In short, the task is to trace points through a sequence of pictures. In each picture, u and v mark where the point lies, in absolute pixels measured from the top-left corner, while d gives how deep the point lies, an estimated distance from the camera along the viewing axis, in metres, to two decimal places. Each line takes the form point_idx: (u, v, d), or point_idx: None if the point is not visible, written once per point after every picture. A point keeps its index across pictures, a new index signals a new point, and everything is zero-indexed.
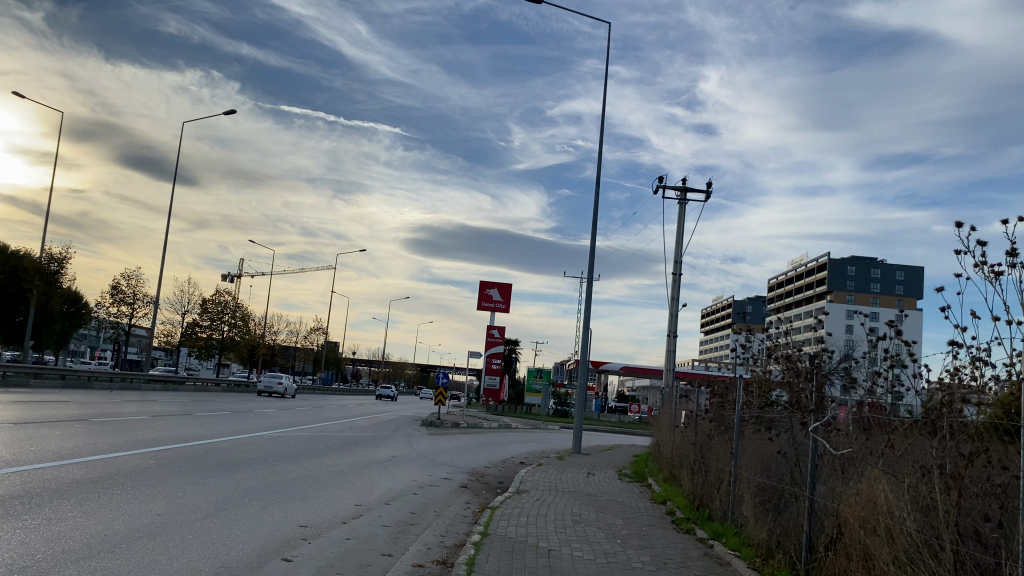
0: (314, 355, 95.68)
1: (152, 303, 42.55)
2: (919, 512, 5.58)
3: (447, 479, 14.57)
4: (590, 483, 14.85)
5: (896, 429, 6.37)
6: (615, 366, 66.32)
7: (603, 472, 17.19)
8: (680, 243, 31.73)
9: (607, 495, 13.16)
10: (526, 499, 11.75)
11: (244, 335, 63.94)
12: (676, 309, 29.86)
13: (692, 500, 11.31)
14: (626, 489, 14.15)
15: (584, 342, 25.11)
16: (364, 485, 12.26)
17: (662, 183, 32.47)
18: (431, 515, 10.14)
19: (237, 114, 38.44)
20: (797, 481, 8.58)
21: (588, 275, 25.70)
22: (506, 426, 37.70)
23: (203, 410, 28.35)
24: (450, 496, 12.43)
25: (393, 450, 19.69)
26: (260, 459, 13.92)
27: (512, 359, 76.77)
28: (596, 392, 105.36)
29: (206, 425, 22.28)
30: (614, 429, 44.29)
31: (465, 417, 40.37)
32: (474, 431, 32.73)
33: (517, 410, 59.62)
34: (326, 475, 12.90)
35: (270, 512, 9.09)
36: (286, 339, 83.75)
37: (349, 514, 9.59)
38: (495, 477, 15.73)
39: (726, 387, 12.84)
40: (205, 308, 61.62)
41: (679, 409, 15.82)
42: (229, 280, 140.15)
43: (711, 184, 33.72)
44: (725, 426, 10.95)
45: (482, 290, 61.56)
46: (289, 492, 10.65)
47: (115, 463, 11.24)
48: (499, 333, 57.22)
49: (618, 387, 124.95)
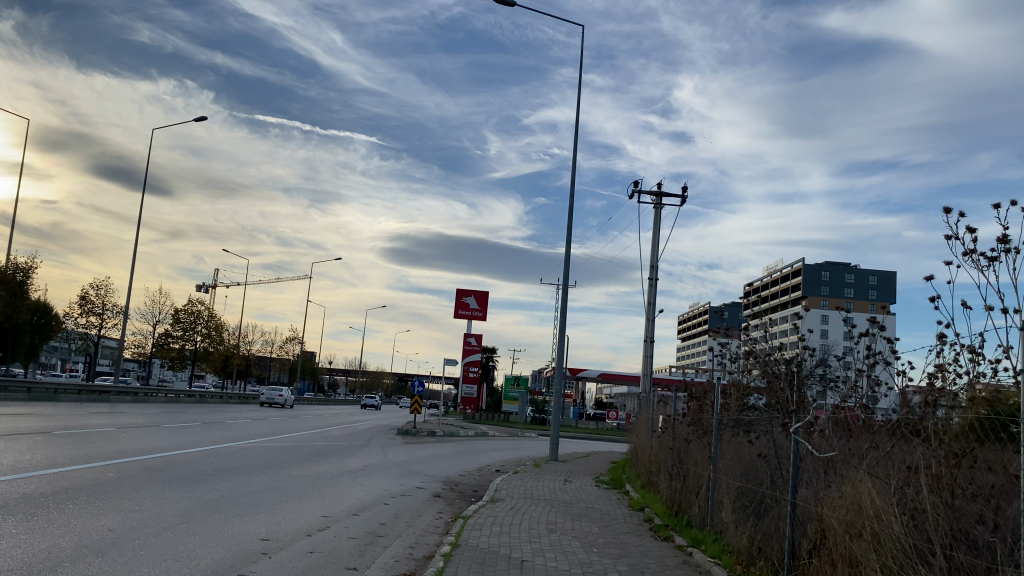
0: (290, 365, 94.67)
1: (122, 313, 41.77)
2: (907, 516, 5.34)
3: (420, 488, 14.20)
4: (566, 490, 14.54)
5: (881, 429, 6.14)
6: (593, 373, 66.15)
7: (581, 479, 16.88)
8: (656, 249, 31.60)
9: (584, 503, 12.85)
10: (500, 508, 11.42)
11: (218, 345, 63.04)
12: (652, 315, 29.67)
13: (670, 506, 11.04)
14: (603, 496, 13.84)
15: (560, 349, 24.85)
16: (333, 496, 11.85)
17: (638, 189, 32.32)
18: (401, 526, 9.78)
19: (206, 121, 37.87)
20: (778, 486, 8.33)
21: (564, 280, 25.45)
22: (483, 435, 37.30)
23: (172, 421, 27.75)
24: (422, 505, 12.06)
25: (366, 459, 19.27)
26: (226, 471, 13.46)
27: (489, 368, 76.37)
28: (574, 399, 105.13)
29: (174, 436, 21.74)
30: (592, 436, 44.04)
31: (441, 425, 39.97)
32: (450, 440, 32.32)
33: (495, 419, 59.23)
34: (294, 486, 12.48)
35: (230, 526, 8.69)
36: (261, 350, 82.80)
37: (315, 526, 9.21)
38: (469, 486, 15.36)
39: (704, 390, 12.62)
40: (177, 319, 60.68)
41: (657, 414, 15.55)
42: (203, 291, 138.59)
43: (687, 190, 33.65)
44: (704, 430, 10.71)
45: (459, 298, 61.16)
46: (253, 505, 10.23)
47: (70, 476, 10.76)
48: (476, 341, 56.91)
49: (596, 394, 124.81)
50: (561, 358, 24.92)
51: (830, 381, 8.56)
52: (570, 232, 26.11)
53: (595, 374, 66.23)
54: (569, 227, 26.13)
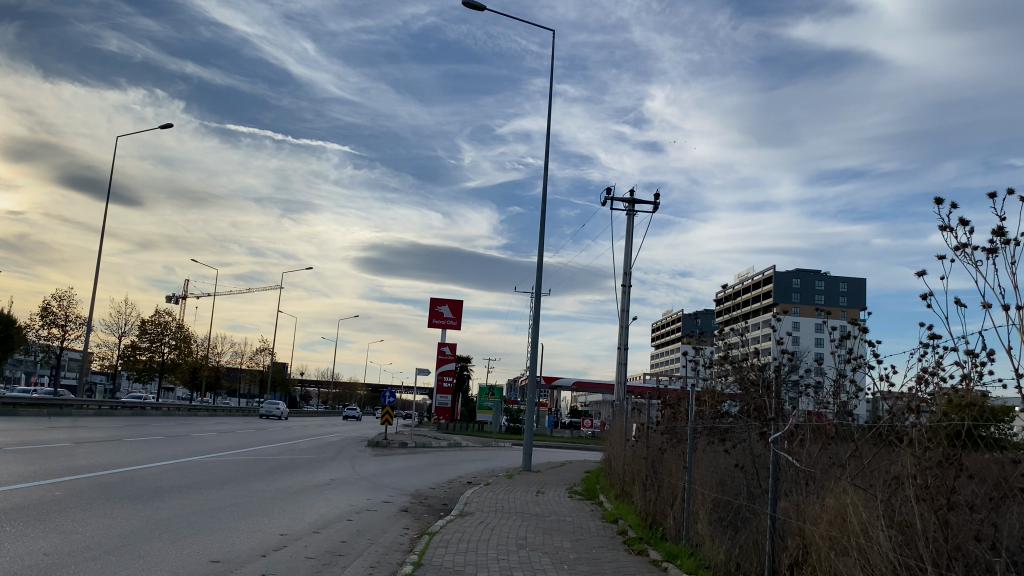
0: (261, 376, 93.34)
1: (85, 324, 40.77)
2: (895, 530, 5.04)
3: (387, 502, 13.72)
4: (538, 502, 14.15)
5: (864, 437, 5.83)
6: (567, 381, 65.92)
7: (553, 490, 16.49)
8: (629, 256, 31.44)
9: (556, 515, 12.47)
10: (468, 523, 11.00)
11: (186, 357, 61.91)
12: (625, 323, 29.46)
13: (644, 517, 10.69)
14: (576, 508, 13.45)
15: (533, 357, 24.50)
16: (294, 513, 11.35)
17: (611, 196, 32.17)
18: (363, 544, 9.34)
19: (172, 128, 37.15)
20: (756, 497, 8.00)
21: (537, 288, 25.15)
22: (456, 445, 36.82)
23: (135, 434, 26.96)
24: (387, 521, 11.59)
25: (333, 471, 18.75)
26: (184, 487, 12.91)
27: (464, 378, 75.84)
28: (549, 408, 104.83)
29: (134, 450, 21.06)
30: (567, 445, 43.71)
31: (414, 436, 39.45)
32: (422, 450, 31.81)
33: (469, 428, 58.74)
34: (254, 502, 11.98)
35: (178, 548, 8.20)
36: (231, 361, 81.56)
37: (271, 546, 8.73)
38: (438, 499, 14.92)
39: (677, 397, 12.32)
40: (144, 330, 59.48)
41: (630, 422, 15.23)
42: (173, 302, 136.58)
43: (659, 197, 33.62)
44: (678, 438, 10.38)
45: (432, 307, 60.65)
46: (209, 524, 9.74)
47: (11, 495, 10.17)
48: (450, 351, 56.48)
49: (570, 402, 124.82)
50: (534, 367, 24.56)
51: (804, 386, 8.30)
52: (542, 239, 25.83)
53: (569, 382, 66.04)
54: (541, 233, 25.85)
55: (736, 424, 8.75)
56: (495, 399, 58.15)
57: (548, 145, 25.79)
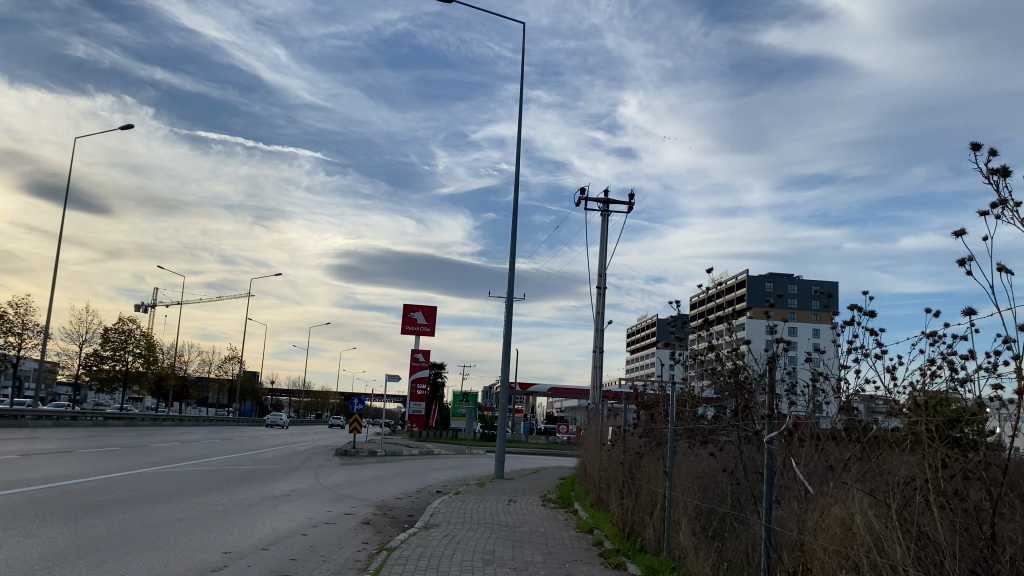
0: (230, 385, 91.55)
1: (43, 331, 39.35)
2: (913, 543, 4.40)
3: (348, 515, 12.84)
4: (509, 512, 13.33)
5: (873, 440, 5.18)
6: (542, 387, 65.23)
7: (526, 499, 15.74)
8: (604, 257, 30.84)
9: (528, 526, 11.70)
10: (432, 536, 10.22)
11: (151, 365, 60.30)
12: (601, 325, 28.80)
13: (621, 527, 9.97)
14: (549, 517, 12.68)
15: (505, 361, 23.72)
16: (240, 527, 10.47)
17: (584, 196, 31.56)
18: (315, 562, 8.52)
19: (132, 129, 35.88)
20: (746, 509, 7.32)
21: (510, 289, 24.40)
22: (428, 452, 35.90)
23: (88, 445, 25.76)
24: (345, 536, 10.74)
25: (294, 482, 17.85)
26: (128, 501, 11.95)
27: (438, 385, 74.87)
28: (524, 414, 103.77)
29: (83, 462, 19.92)
30: (543, 450, 43.03)
31: (385, 444, 38.55)
32: (392, 459, 30.86)
33: (442, 436, 57.81)
34: (201, 516, 11.08)
35: (102, 570, 7.31)
36: (198, 370, 79.82)
37: (209, 566, 7.88)
38: (404, 509, 14.10)
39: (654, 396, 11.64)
40: (107, 338, 57.80)
41: (606, 426, 14.56)
42: (141, 310, 134.01)
43: (634, 197, 33.08)
44: (658, 441, 9.68)
45: (405, 313, 59.68)
46: (147, 541, 8.88)
47: None
48: (424, 357, 55.48)
49: (545, 408, 124.23)
50: (507, 371, 23.76)
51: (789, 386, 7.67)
52: (514, 239, 25.12)
53: (543, 387, 64.97)
54: (513, 233, 25.14)
55: (720, 426, 8.08)
56: (469, 406, 57.09)
57: (518, 144, 25.10)
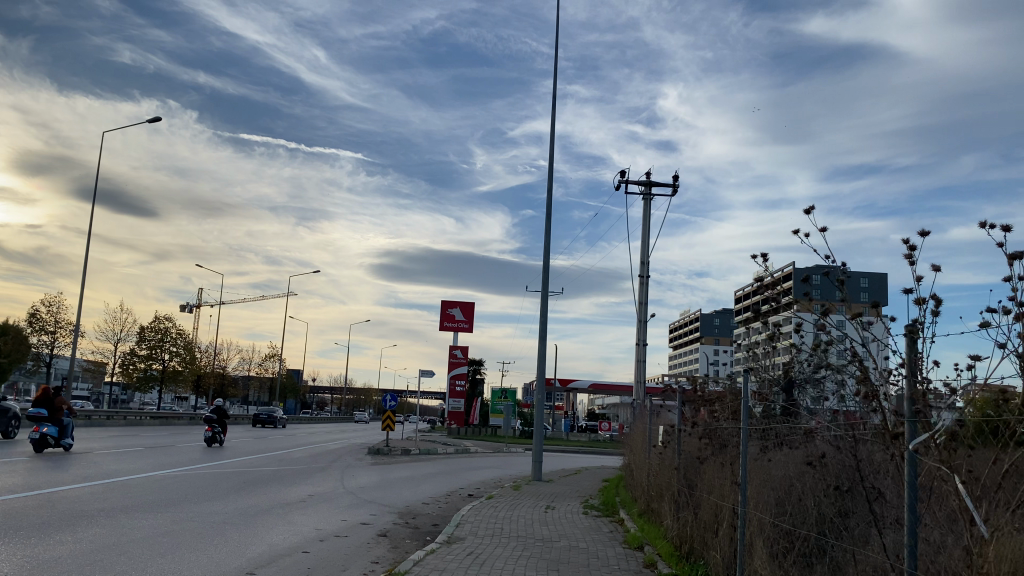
0: (270, 384, 91.50)
1: (74, 329, 38.82)
2: None
3: (364, 525, 11.43)
4: (547, 522, 11.74)
5: None
6: (584, 383, 63.56)
7: (565, 505, 14.03)
8: (647, 242, 29.21)
9: (566, 541, 10.10)
10: (453, 555, 8.68)
11: (188, 365, 60.01)
12: (644, 316, 27.15)
13: (678, 545, 8.38)
14: (591, 529, 11.10)
15: (541, 356, 22.18)
16: (232, 543, 9.06)
17: (625, 178, 29.95)
18: None
19: (159, 121, 35.34)
20: (860, 537, 5.65)
21: (547, 279, 22.86)
22: (464, 451, 34.51)
23: (112, 446, 24.86)
24: (355, 553, 9.28)
25: (315, 486, 16.47)
26: (115, 511, 10.64)
27: (478, 382, 73.71)
28: (565, 411, 102.27)
29: (96, 463, 18.82)
30: (585, 448, 41.63)
31: (421, 442, 37.35)
32: (426, 456, 29.70)
33: (482, 433, 56.51)
34: (196, 529, 9.81)
35: None
36: (237, 368, 79.74)
37: None
38: (429, 518, 12.63)
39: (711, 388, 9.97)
40: (143, 337, 57.72)
41: (655, 424, 12.84)
42: (186, 310, 135.71)
43: (678, 179, 31.37)
44: (724, 442, 7.97)
45: (443, 309, 58.45)
46: (115, 565, 7.54)
47: None
48: (462, 354, 54.29)
49: (588, 404, 122.47)
50: (544, 365, 22.22)
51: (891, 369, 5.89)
52: (549, 226, 23.60)
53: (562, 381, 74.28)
54: (549, 220, 23.64)
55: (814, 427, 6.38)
56: (507, 403, 55.30)
57: (553, 125, 23.53)
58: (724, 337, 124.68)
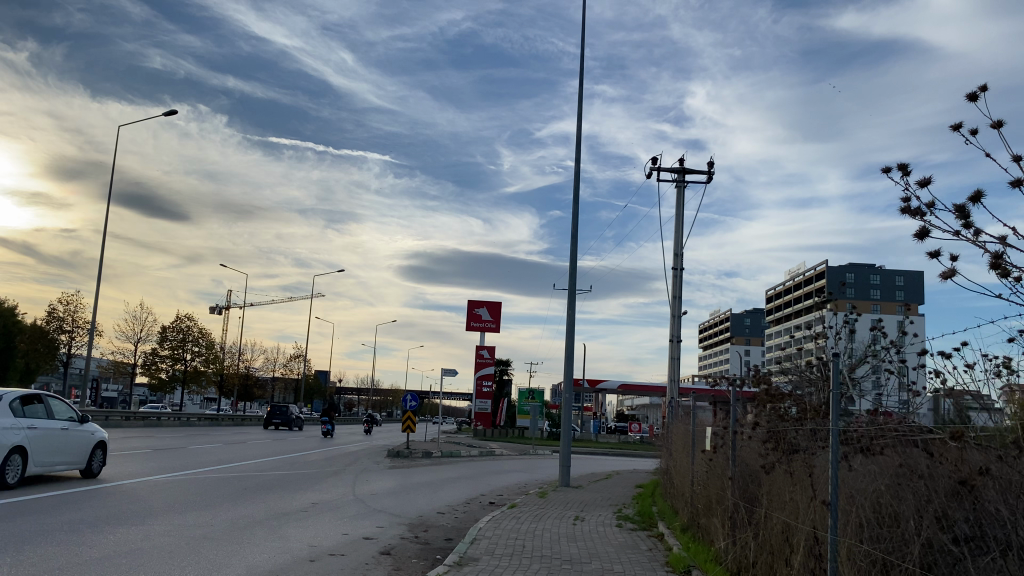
0: (296, 385, 90.72)
1: (90, 328, 37.94)
2: None
3: (368, 540, 10.08)
4: (574, 538, 10.26)
5: None
6: (613, 384, 61.98)
7: (595, 516, 12.51)
8: (681, 234, 27.59)
9: (598, 563, 8.56)
10: None
11: (210, 365, 59.33)
12: (678, 310, 25.58)
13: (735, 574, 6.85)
14: (626, 547, 9.64)
15: (568, 355, 20.68)
16: (204, 566, 7.71)
17: (657, 166, 28.36)
18: None
19: (176, 113, 34.44)
20: None
21: (574, 275, 21.40)
22: (490, 453, 32.95)
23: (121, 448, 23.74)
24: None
25: (322, 493, 15.10)
26: (86, 525, 9.31)
27: (506, 383, 72.23)
28: (596, 411, 100.84)
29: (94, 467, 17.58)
30: (615, 451, 40.01)
31: (444, 444, 35.99)
32: (449, 459, 28.28)
33: (509, 435, 55.05)
34: (165, 548, 8.43)
35: None
36: (262, 368, 78.91)
37: None
38: (442, 532, 11.19)
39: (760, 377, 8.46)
40: (165, 337, 57.03)
41: (697, 426, 11.23)
42: (217, 313, 135.86)
43: (713, 166, 29.75)
44: (791, 445, 6.43)
45: (471, 310, 57.10)
46: None
47: None
48: (489, 354, 52.90)
49: (618, 406, 120.25)
50: (570, 366, 20.73)
51: None
52: (577, 222, 22.12)
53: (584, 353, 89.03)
54: (576, 209, 22.23)
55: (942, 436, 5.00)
56: (534, 404, 53.53)
57: (582, 113, 22.11)
58: (756, 338, 122.08)
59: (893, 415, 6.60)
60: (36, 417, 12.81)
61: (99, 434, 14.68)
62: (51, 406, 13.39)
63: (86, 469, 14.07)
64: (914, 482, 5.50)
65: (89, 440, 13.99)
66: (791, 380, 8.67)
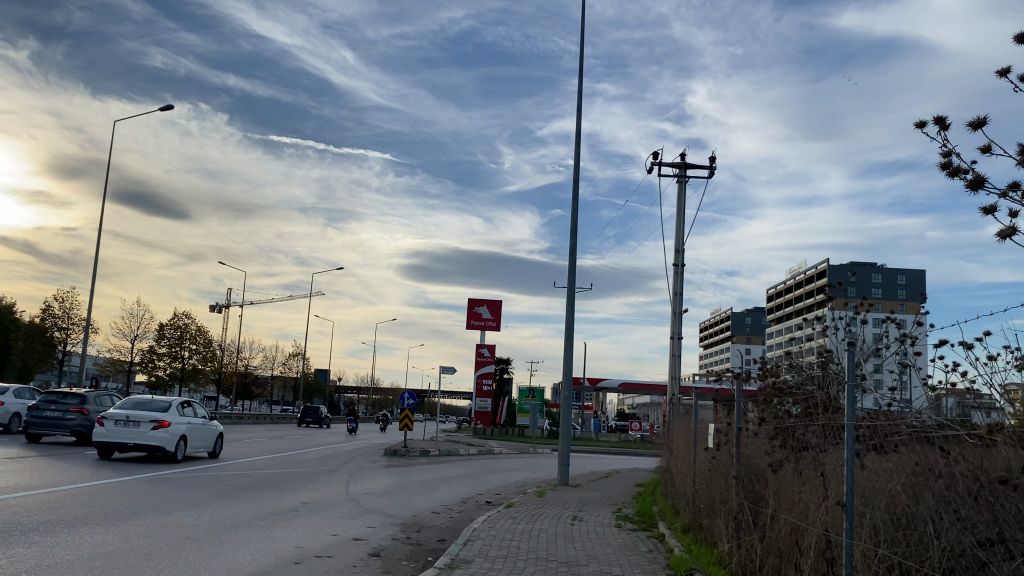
0: (296, 384, 90.32)
1: (84, 325, 37.54)
2: None
3: (357, 541, 9.71)
4: (571, 539, 9.87)
5: None
6: (614, 382, 61.55)
7: (594, 516, 12.10)
8: (682, 230, 27.22)
9: (596, 565, 8.18)
10: None
11: (208, 362, 58.88)
12: (679, 307, 25.20)
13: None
14: (624, 548, 9.26)
15: (568, 352, 20.30)
16: (182, 567, 7.37)
17: (658, 162, 27.99)
18: None
19: (172, 108, 34.02)
20: None
21: (573, 271, 21.04)
22: (488, 453, 32.48)
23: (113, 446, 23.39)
24: None
25: (315, 492, 14.74)
26: (63, 524, 8.97)
27: (506, 382, 71.74)
28: (596, 410, 100.64)
29: (84, 463, 17.21)
30: (616, 449, 39.59)
31: (442, 443, 35.54)
32: (446, 458, 27.85)
33: (509, 434, 54.65)
34: (145, 549, 8.09)
35: None
36: (260, 367, 78.48)
37: None
38: (435, 533, 10.81)
39: (763, 371, 8.12)
40: (162, 335, 56.60)
41: (700, 424, 10.81)
42: (218, 312, 135.50)
43: (715, 162, 29.35)
44: (798, 442, 6.08)
45: (470, 308, 56.70)
46: None
47: None
48: (489, 352, 52.48)
49: (618, 405, 119.77)
50: (569, 363, 20.33)
51: None
52: (576, 219, 21.75)
53: (584, 352, 90.53)
54: (576, 203, 21.87)
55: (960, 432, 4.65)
56: (534, 402, 53.13)
57: (582, 110, 21.74)
58: (757, 337, 121.72)
59: (903, 411, 6.25)
60: (187, 417, 20.15)
61: (219, 429, 22.08)
62: (194, 409, 20.83)
63: (213, 451, 21.33)
64: (929, 481, 5.15)
65: (213, 432, 21.41)
66: (795, 374, 8.30)
